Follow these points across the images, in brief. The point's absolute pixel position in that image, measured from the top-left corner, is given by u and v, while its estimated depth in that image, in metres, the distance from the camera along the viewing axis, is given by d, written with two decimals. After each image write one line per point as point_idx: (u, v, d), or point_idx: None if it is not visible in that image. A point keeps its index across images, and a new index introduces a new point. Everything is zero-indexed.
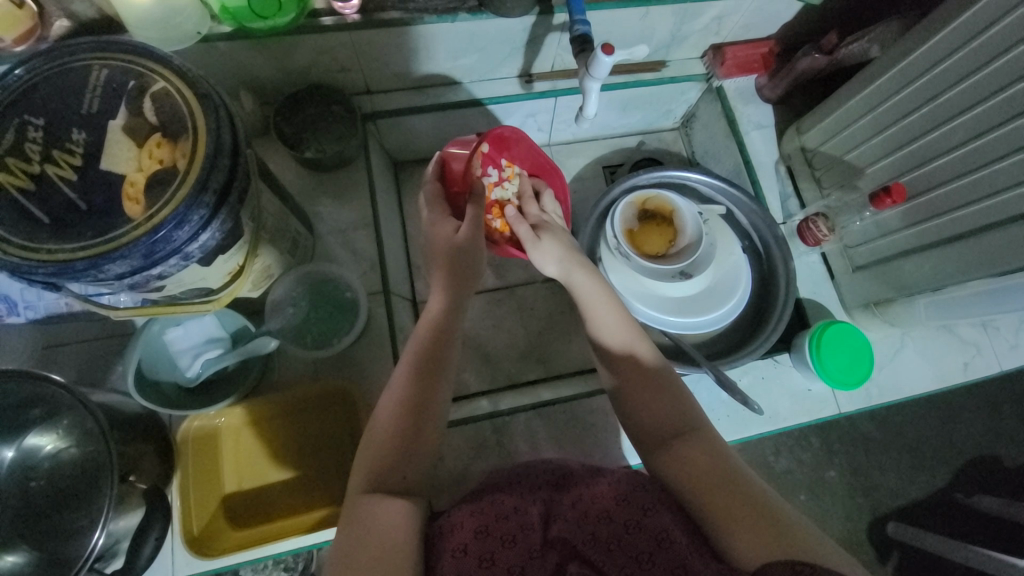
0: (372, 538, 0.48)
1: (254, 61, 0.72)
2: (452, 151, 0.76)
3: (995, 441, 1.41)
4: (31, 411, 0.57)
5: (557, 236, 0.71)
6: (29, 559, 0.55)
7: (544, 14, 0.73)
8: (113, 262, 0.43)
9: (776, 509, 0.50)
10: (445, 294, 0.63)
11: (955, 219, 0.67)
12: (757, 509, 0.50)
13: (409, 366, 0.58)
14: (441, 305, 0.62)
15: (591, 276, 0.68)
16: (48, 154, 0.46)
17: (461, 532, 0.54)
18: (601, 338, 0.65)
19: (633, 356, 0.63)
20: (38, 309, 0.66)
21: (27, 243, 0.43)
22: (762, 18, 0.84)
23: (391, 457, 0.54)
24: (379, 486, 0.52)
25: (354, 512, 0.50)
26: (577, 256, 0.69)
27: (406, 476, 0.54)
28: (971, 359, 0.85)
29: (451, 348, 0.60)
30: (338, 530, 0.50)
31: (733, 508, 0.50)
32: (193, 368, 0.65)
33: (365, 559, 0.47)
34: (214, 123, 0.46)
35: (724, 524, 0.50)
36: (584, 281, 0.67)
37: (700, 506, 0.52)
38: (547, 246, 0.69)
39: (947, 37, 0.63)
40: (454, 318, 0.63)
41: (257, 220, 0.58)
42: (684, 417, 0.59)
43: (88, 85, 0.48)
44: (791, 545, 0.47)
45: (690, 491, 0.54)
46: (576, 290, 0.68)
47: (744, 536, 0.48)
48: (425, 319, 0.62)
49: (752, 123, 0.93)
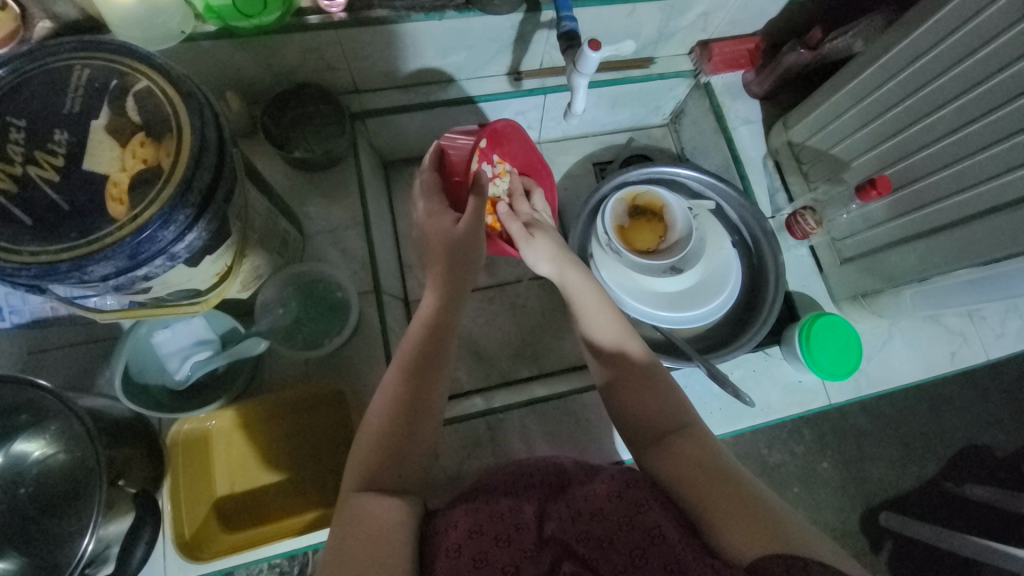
0: (366, 538, 0.48)
1: (240, 61, 0.71)
2: (451, 137, 0.72)
3: (982, 430, 1.43)
4: (18, 416, 0.56)
5: (550, 234, 0.71)
6: (19, 564, 0.54)
7: (532, 11, 0.73)
8: (98, 263, 0.43)
9: (768, 503, 0.51)
10: (438, 292, 0.63)
11: (940, 209, 0.67)
12: (749, 502, 0.50)
13: (402, 366, 0.58)
14: (434, 303, 0.63)
15: (583, 272, 0.68)
16: (31, 155, 0.45)
17: (455, 531, 0.54)
18: (593, 334, 0.66)
19: (623, 352, 0.64)
20: (23, 314, 0.65)
21: (9, 244, 0.42)
22: (747, 15, 0.85)
23: (385, 456, 0.53)
24: (373, 485, 0.52)
25: (346, 511, 0.50)
26: (569, 254, 0.69)
27: (400, 475, 0.54)
28: (958, 348, 0.86)
29: (446, 346, 0.60)
30: (332, 530, 0.50)
31: (726, 502, 0.51)
32: (182, 371, 0.64)
33: (358, 561, 0.46)
34: (199, 121, 0.46)
35: (717, 518, 0.50)
36: (577, 279, 0.68)
37: (692, 501, 0.53)
38: (541, 243, 0.69)
39: (929, 30, 0.64)
40: (448, 316, 0.62)
41: (245, 221, 0.57)
42: (676, 412, 0.59)
43: (71, 85, 0.47)
44: (783, 538, 0.47)
45: (682, 486, 0.54)
46: (569, 288, 0.68)
47: (736, 531, 0.48)
48: (419, 317, 0.62)
49: (740, 118, 0.93)
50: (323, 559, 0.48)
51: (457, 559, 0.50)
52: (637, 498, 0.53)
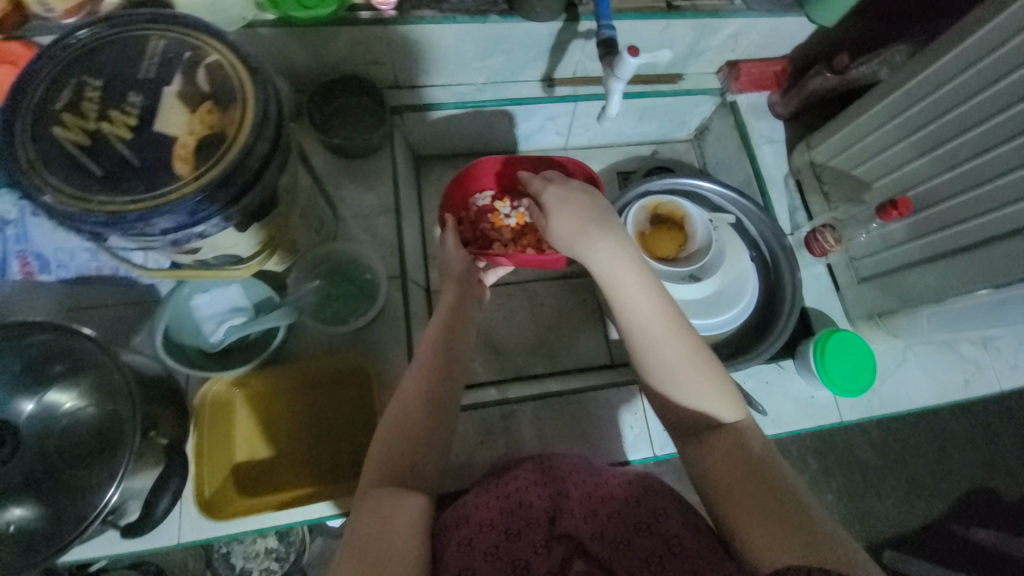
0: (384, 530, 0.48)
1: (294, 50, 0.75)
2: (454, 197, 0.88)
3: (992, 473, 1.41)
4: (54, 366, 0.59)
5: (588, 195, 0.63)
6: (37, 512, 0.55)
7: (571, 20, 0.77)
8: (162, 217, 0.45)
9: (807, 510, 0.49)
10: (449, 302, 0.69)
11: (961, 231, 0.69)
12: (787, 508, 0.49)
13: (423, 361, 0.62)
14: (446, 310, 0.68)
15: (610, 247, 0.59)
16: (105, 113, 0.49)
17: (466, 526, 0.56)
18: (625, 315, 0.58)
19: (659, 333, 0.57)
20: (69, 269, 0.68)
21: (79, 193, 0.45)
22: (776, 38, 0.88)
23: (404, 448, 0.55)
24: (386, 481, 0.53)
25: (366, 502, 0.51)
26: (602, 212, 0.61)
27: (414, 467, 0.55)
28: (972, 376, 0.86)
29: (458, 350, 0.64)
30: (351, 518, 0.50)
31: (760, 504, 0.50)
32: (216, 334, 0.67)
33: (377, 550, 0.47)
34: (263, 94, 0.49)
35: (748, 524, 0.49)
36: (601, 251, 0.59)
37: (725, 510, 0.51)
38: (574, 203, 0.62)
39: (950, 61, 0.67)
40: (460, 318, 0.68)
41: (291, 194, 0.60)
42: (717, 378, 0.57)
43: (146, 53, 0.51)
44: (821, 548, 0.46)
45: (717, 491, 0.52)
46: (596, 264, 0.59)
47: (771, 541, 0.47)
48: (436, 320, 0.66)
49: (764, 137, 0.96)
50: (343, 543, 0.48)
51: (469, 553, 0.53)
52: (655, 507, 0.55)
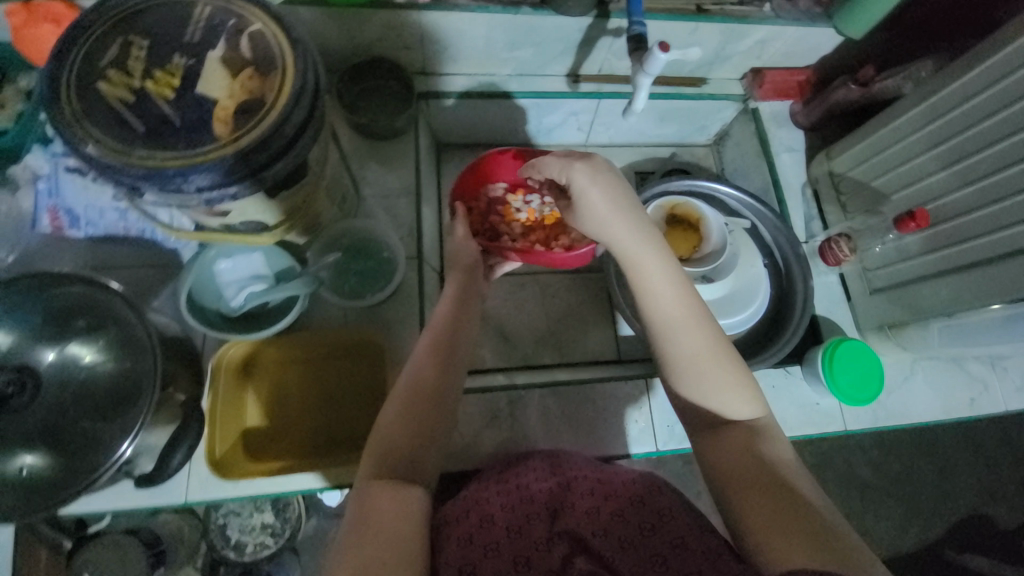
0: (384, 519, 0.48)
1: (327, 29, 0.77)
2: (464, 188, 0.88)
3: (990, 502, 1.40)
4: (78, 320, 0.60)
5: (617, 175, 0.62)
6: (48, 461, 0.55)
7: (601, 16, 0.78)
8: (199, 174, 0.46)
9: (816, 513, 0.48)
10: (453, 297, 0.69)
11: (977, 245, 0.69)
12: (796, 511, 0.49)
13: (426, 351, 0.62)
14: (451, 302, 0.69)
15: (634, 230, 0.60)
16: (150, 73, 0.50)
17: (466, 521, 0.58)
18: (647, 299, 0.59)
19: (677, 318, 0.58)
20: (97, 228, 0.70)
21: (121, 145, 0.46)
22: (802, 48, 0.89)
23: (407, 435, 0.56)
24: (386, 469, 0.53)
25: (365, 493, 0.50)
26: (629, 194, 0.62)
27: (415, 459, 0.55)
28: (978, 395, 0.86)
29: (460, 343, 0.65)
30: (349, 510, 0.50)
31: (767, 506, 0.49)
32: (238, 299, 0.68)
33: (378, 537, 0.47)
34: (303, 63, 0.50)
35: (756, 525, 0.49)
36: (623, 233, 0.60)
37: (733, 509, 0.51)
38: (605, 182, 0.61)
39: (975, 78, 0.68)
40: (462, 312, 0.69)
41: (319, 166, 0.62)
42: (736, 371, 0.57)
43: (192, 17, 0.52)
44: (830, 551, 0.45)
45: (727, 493, 0.52)
46: (620, 245, 0.61)
47: (781, 545, 0.46)
48: (440, 312, 0.67)
49: (784, 145, 0.96)
50: (344, 530, 0.49)
51: (468, 548, 0.54)
52: (660, 506, 0.56)
